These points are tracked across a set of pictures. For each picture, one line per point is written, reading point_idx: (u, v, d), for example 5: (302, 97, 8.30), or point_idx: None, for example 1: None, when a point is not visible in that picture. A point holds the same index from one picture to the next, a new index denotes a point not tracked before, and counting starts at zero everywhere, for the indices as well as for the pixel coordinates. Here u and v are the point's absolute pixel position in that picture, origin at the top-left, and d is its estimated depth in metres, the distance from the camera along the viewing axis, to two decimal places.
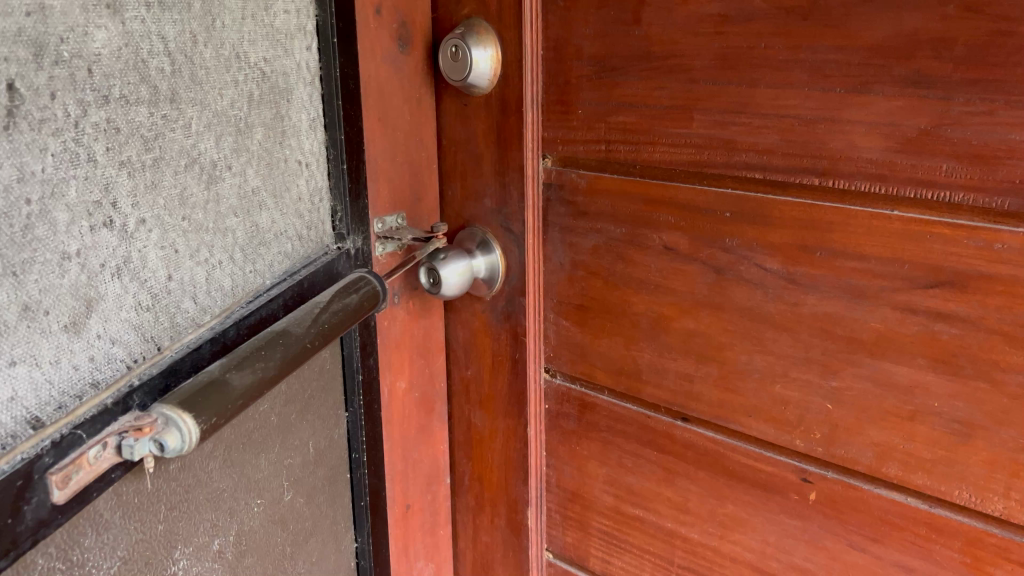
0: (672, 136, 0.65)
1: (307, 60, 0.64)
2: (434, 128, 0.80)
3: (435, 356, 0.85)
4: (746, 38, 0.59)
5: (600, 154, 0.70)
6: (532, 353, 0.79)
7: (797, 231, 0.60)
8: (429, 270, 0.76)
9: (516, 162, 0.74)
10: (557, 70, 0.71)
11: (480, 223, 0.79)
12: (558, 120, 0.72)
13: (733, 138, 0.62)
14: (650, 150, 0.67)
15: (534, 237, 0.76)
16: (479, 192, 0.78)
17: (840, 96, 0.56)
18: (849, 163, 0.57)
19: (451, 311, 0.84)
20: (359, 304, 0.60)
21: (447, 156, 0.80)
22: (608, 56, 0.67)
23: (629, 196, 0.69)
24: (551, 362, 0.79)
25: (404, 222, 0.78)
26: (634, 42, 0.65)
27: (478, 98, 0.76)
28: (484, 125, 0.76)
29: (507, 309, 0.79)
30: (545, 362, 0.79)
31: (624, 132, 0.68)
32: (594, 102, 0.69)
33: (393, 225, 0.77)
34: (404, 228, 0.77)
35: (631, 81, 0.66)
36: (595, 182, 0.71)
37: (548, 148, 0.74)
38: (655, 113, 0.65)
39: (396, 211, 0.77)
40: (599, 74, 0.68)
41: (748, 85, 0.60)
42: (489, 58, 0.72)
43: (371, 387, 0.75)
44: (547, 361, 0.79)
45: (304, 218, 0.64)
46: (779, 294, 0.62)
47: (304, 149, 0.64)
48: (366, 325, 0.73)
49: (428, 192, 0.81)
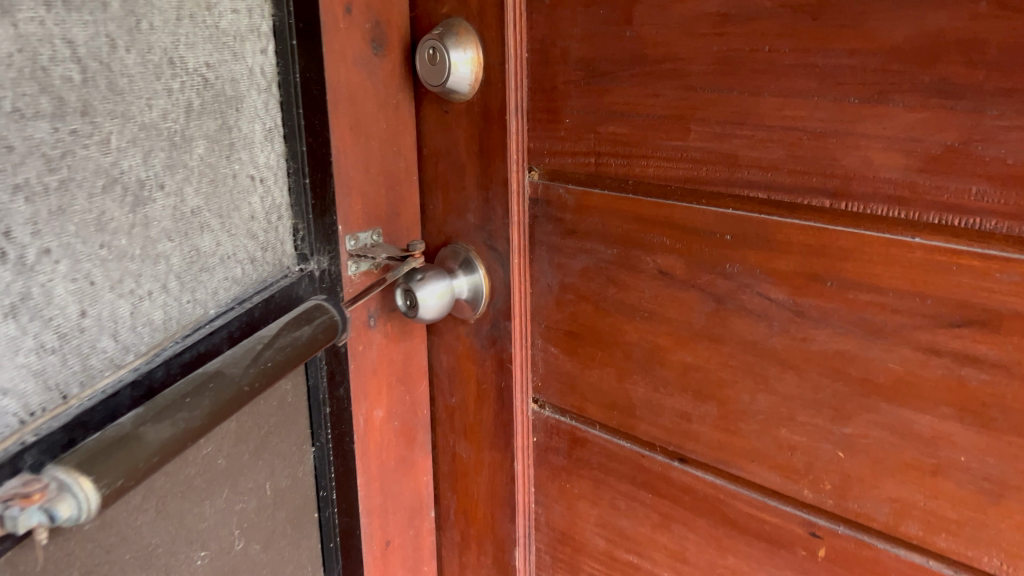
0: (667, 149, 0.58)
1: (262, 64, 0.57)
2: (414, 137, 0.74)
3: (417, 382, 0.78)
4: (748, 40, 0.52)
5: (590, 168, 0.64)
6: (518, 383, 0.72)
7: (805, 258, 0.54)
8: (406, 292, 0.70)
9: (499, 175, 0.68)
10: (543, 75, 0.64)
11: (463, 241, 0.73)
12: (545, 129, 0.66)
13: (734, 152, 0.55)
14: (643, 164, 0.60)
15: (519, 257, 0.69)
16: (461, 206, 0.72)
17: (855, 107, 0.49)
18: (865, 183, 0.50)
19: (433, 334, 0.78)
20: (312, 337, 0.53)
21: (428, 167, 0.74)
22: (598, 59, 0.60)
23: (621, 214, 0.62)
24: (539, 393, 0.73)
25: (380, 239, 0.72)
26: (625, 44, 0.58)
27: (459, 105, 0.69)
28: (466, 134, 0.70)
29: (492, 334, 0.73)
30: (533, 392, 0.73)
31: (615, 144, 0.61)
32: (582, 111, 0.63)
33: (367, 243, 0.70)
34: (379, 246, 0.71)
35: (623, 88, 0.60)
36: (585, 199, 0.64)
37: (535, 160, 0.67)
38: (648, 123, 0.59)
39: (371, 227, 0.71)
40: (588, 80, 0.62)
41: (750, 93, 0.53)
42: (469, 61, 0.66)
43: (342, 419, 0.69)
44: (535, 391, 0.73)
45: (258, 238, 0.58)
46: (785, 328, 0.55)
47: (258, 163, 0.58)
48: (334, 352, 0.67)
49: (409, 207, 0.74)
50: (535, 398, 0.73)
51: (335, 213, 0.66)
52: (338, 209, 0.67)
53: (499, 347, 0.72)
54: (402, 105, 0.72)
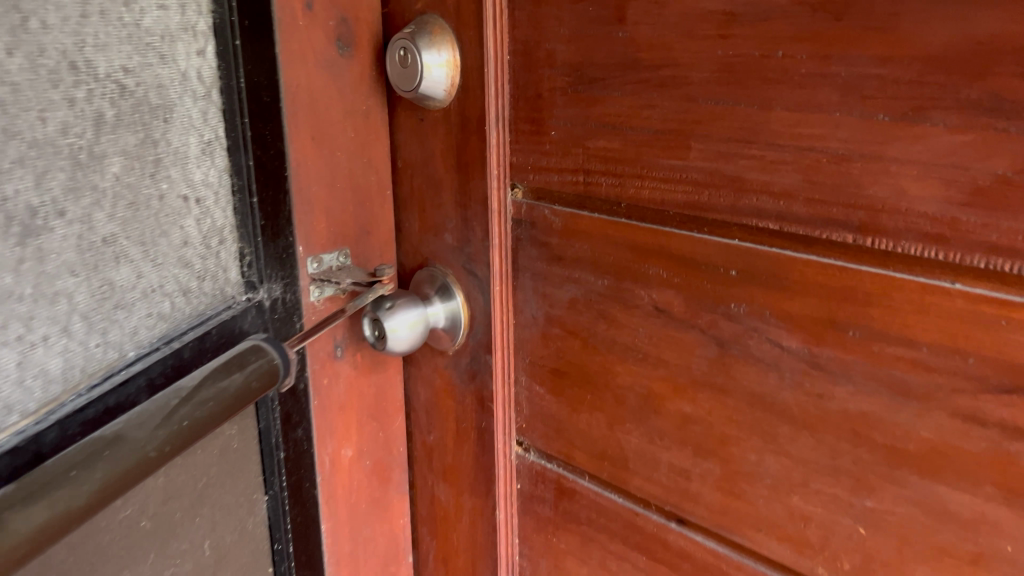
0: (664, 169, 0.51)
1: (198, 67, 0.50)
2: (389, 147, 0.66)
3: (392, 418, 0.71)
4: (758, 44, 0.44)
5: (578, 187, 0.56)
6: (500, 424, 0.64)
7: (823, 302, 0.45)
8: (374, 321, 0.62)
9: (479, 193, 0.60)
10: (526, 80, 0.57)
11: (441, 263, 0.65)
12: (529, 142, 0.58)
13: (741, 174, 0.47)
14: (638, 185, 0.52)
15: (501, 285, 0.62)
16: (439, 226, 0.64)
17: (884, 126, 0.41)
18: (895, 217, 0.42)
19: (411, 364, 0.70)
20: (243, 387, 0.46)
21: (403, 181, 0.66)
22: (587, 63, 0.53)
23: (613, 241, 0.54)
24: (524, 435, 0.65)
25: (349, 261, 0.65)
26: (618, 46, 0.51)
27: (436, 113, 0.62)
28: (443, 145, 0.62)
29: (471, 368, 0.65)
30: (517, 434, 0.65)
31: (606, 161, 0.53)
32: (570, 122, 0.55)
33: (332, 266, 0.63)
34: (346, 269, 0.63)
35: (615, 97, 0.52)
36: (573, 222, 0.56)
37: (518, 176, 0.59)
38: (643, 138, 0.51)
39: (337, 247, 0.63)
40: (576, 87, 0.54)
41: (761, 106, 0.45)
42: (445, 64, 0.59)
43: (301, 462, 0.62)
44: (519, 433, 0.65)
45: (192, 267, 0.51)
46: (799, 380, 0.47)
47: (192, 180, 0.50)
48: (290, 390, 0.60)
49: (382, 225, 0.67)
50: (519, 441, 0.66)
51: (293, 234, 0.59)
52: (297, 230, 0.60)
53: (479, 382, 0.65)
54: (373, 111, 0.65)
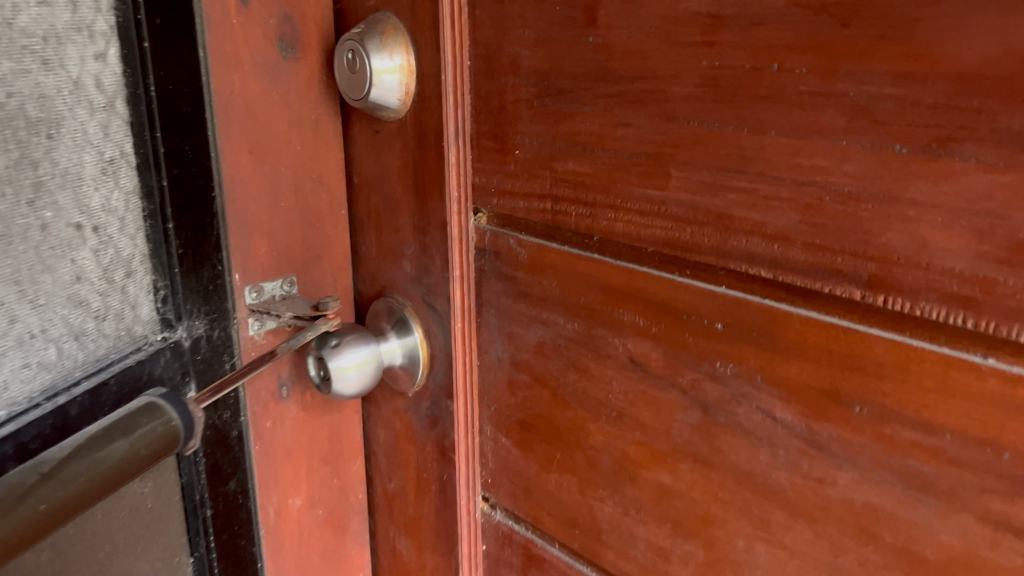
0: (639, 200, 0.42)
1: (96, 73, 0.43)
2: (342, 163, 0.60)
3: (349, 462, 0.64)
4: (748, 54, 0.36)
5: (546, 214, 0.48)
6: (463, 477, 0.57)
7: (824, 369, 0.37)
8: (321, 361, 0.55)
9: (437, 216, 0.53)
10: (489, 89, 0.49)
11: (400, 294, 0.57)
12: (492, 160, 0.50)
13: (728, 210, 0.39)
14: (611, 216, 0.44)
15: (463, 322, 0.54)
16: (396, 252, 0.57)
17: (902, 159, 0.32)
18: (913, 272, 0.33)
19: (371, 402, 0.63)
20: (127, 458, 0.39)
21: (360, 200, 0.59)
22: (554, 72, 0.45)
23: (584, 280, 0.46)
24: (490, 491, 0.57)
25: (296, 290, 0.58)
26: (587, 53, 0.43)
27: (392, 125, 0.54)
28: (400, 161, 0.54)
29: (432, 413, 0.57)
30: (482, 488, 0.57)
31: (576, 187, 0.46)
32: (535, 140, 0.47)
33: (275, 295, 0.56)
34: (291, 298, 0.57)
35: (585, 113, 0.44)
36: (541, 255, 0.49)
37: (481, 199, 0.52)
38: (616, 162, 0.43)
39: (281, 274, 0.57)
40: (542, 98, 0.46)
41: (751, 129, 0.37)
42: (397, 69, 0.51)
43: (234, 517, 0.55)
44: (485, 487, 0.57)
45: (86, 306, 0.43)
46: (794, 460, 0.39)
47: (86, 205, 0.43)
48: (221, 438, 0.53)
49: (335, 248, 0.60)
50: (485, 496, 0.58)
51: (224, 261, 0.52)
52: (230, 256, 0.53)
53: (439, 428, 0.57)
54: (323, 121, 0.58)
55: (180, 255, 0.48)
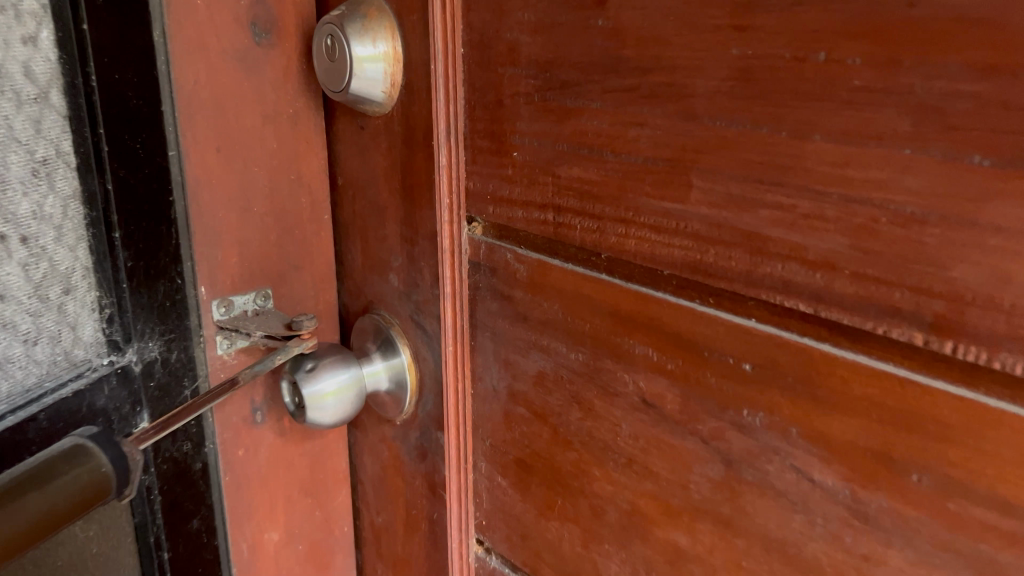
0: (654, 214, 0.36)
1: (25, 60, 0.37)
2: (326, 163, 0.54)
3: (334, 492, 0.59)
4: (788, 41, 0.30)
5: (547, 227, 0.41)
6: (456, 517, 0.51)
7: (874, 427, 0.30)
8: (295, 388, 0.49)
9: (427, 225, 0.46)
10: (484, 81, 0.42)
11: (388, 310, 0.51)
12: (488, 163, 0.43)
13: (760, 230, 0.32)
14: (621, 232, 0.38)
15: (455, 345, 0.48)
16: (383, 263, 0.51)
17: (983, 175, 0.25)
18: (994, 316, 0.26)
19: (358, 426, 0.57)
20: (42, 514, 0.33)
21: (345, 203, 0.53)
22: (558, 63, 0.38)
23: (589, 304, 0.40)
24: (484, 533, 0.51)
25: (270, 304, 0.52)
26: (596, 41, 0.36)
27: (377, 121, 0.48)
28: (387, 162, 0.48)
29: (422, 444, 0.51)
30: (477, 530, 0.51)
31: (581, 197, 0.39)
32: (536, 140, 0.40)
33: (247, 311, 0.50)
34: (265, 314, 0.51)
35: (591, 110, 0.37)
36: (540, 274, 0.42)
37: (475, 207, 0.45)
38: (627, 169, 0.36)
39: (254, 286, 0.51)
40: (544, 93, 0.39)
41: (791, 134, 0.30)
42: (381, 58, 0.45)
43: (198, 559, 0.49)
44: (479, 529, 0.51)
45: (13, 328, 0.38)
46: (834, 532, 0.33)
47: (10, 213, 0.37)
48: (182, 472, 0.47)
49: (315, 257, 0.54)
50: (479, 539, 0.51)
51: (186, 274, 0.47)
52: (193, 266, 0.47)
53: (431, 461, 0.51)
54: (303, 116, 0.51)
55: (131, 269, 0.42)
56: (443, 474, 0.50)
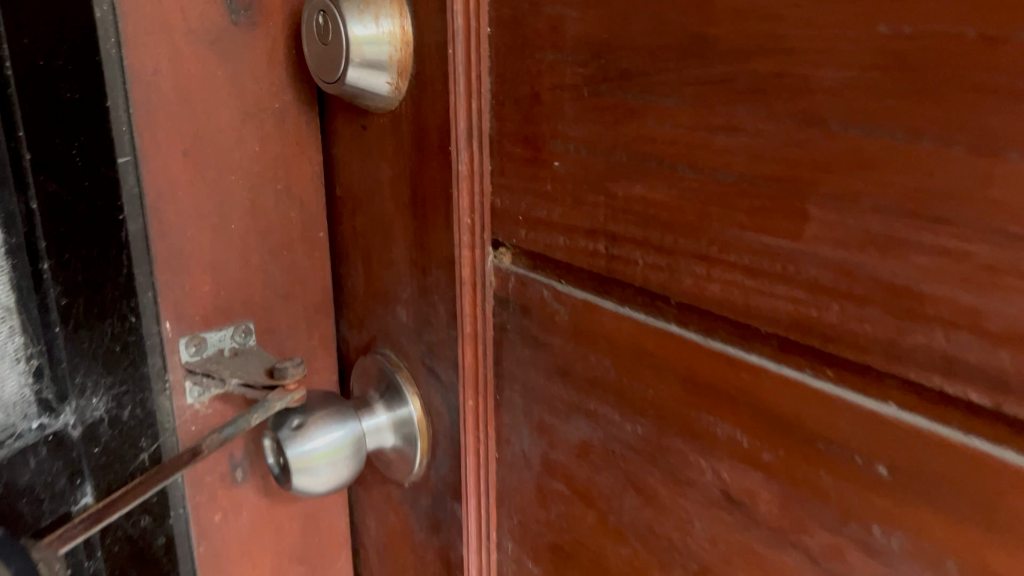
0: (750, 251, 0.26)
1: None
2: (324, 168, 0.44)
3: (333, 557, 0.50)
4: (973, 11, 0.20)
5: (597, 260, 0.32)
6: None
7: None
8: (279, 449, 0.40)
9: (443, 250, 0.37)
10: (517, 69, 0.33)
11: (394, 350, 0.42)
12: (519, 174, 0.34)
13: (911, 284, 0.23)
14: (700, 273, 0.28)
15: (476, 399, 0.38)
16: (388, 293, 0.41)
17: None
18: None
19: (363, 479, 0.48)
20: None
21: (344, 219, 0.44)
22: (617, 46, 0.29)
23: (653, 363, 0.30)
24: None
25: (253, 342, 0.43)
26: (673, 15, 0.27)
27: (382, 119, 0.39)
28: (392, 170, 0.39)
29: (437, 509, 0.42)
30: None
31: (645, 224, 0.29)
32: (584, 147, 0.31)
33: (224, 349, 0.41)
34: (246, 355, 0.41)
35: (663, 110, 0.28)
36: (588, 319, 0.32)
37: (503, 229, 0.35)
38: (712, 190, 0.27)
39: (231, 321, 0.41)
40: (598, 85, 0.30)
41: (969, 148, 0.21)
42: (388, 40, 0.35)
43: None
44: None
45: None
46: None
47: None
48: (140, 552, 0.40)
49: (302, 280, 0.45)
50: None
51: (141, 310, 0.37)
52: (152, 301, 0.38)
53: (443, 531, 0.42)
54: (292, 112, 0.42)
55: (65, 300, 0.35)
56: (462, 549, 0.41)
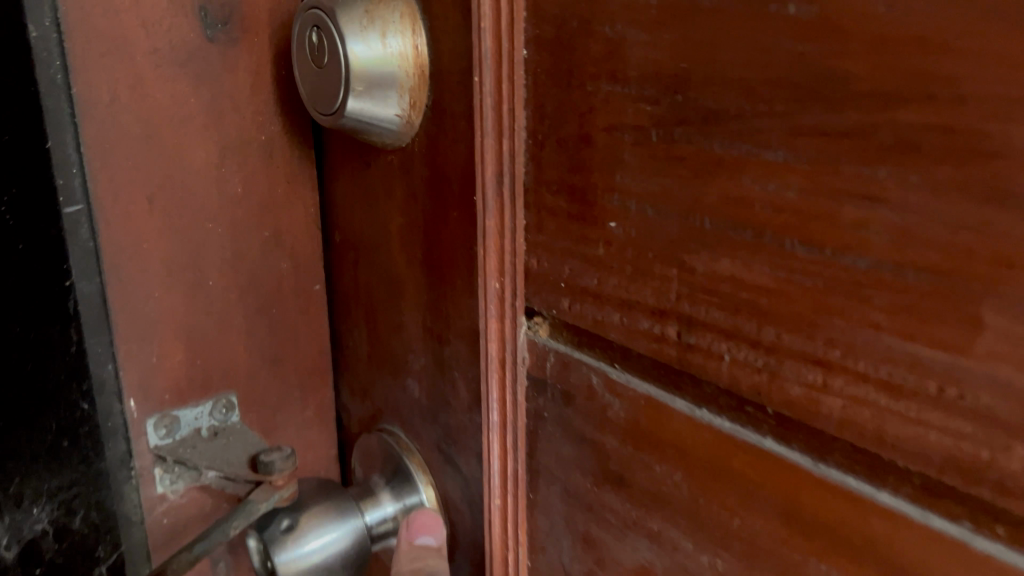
0: (885, 361, 0.20)
1: None
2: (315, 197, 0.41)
3: None
4: None
5: (664, 348, 0.25)
6: None
7: None
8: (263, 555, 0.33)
9: (465, 318, 0.30)
10: (561, 102, 0.26)
11: (405, 428, 0.35)
12: (561, 233, 0.27)
13: None
14: (813, 382, 0.21)
15: (505, 498, 0.31)
16: (397, 361, 0.35)
17: None
18: None
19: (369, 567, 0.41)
20: None
21: (344, 269, 0.37)
22: (700, 79, 0.22)
23: (742, 489, 0.24)
24: None
25: (236, 416, 0.40)
26: (782, 43, 0.20)
27: (390, 157, 0.32)
28: (403, 218, 0.32)
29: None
30: None
31: (734, 311, 0.23)
32: (650, 206, 0.24)
33: (200, 431, 0.38)
34: (224, 435, 0.39)
35: (764, 169, 0.21)
36: (652, 420, 0.26)
37: (540, 297, 0.28)
38: (834, 278, 0.20)
39: (211, 397, 0.39)
40: (672, 129, 0.23)
41: None
42: (399, 64, 0.29)
43: None
44: None
45: None
46: None
47: None
48: None
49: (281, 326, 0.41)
50: None
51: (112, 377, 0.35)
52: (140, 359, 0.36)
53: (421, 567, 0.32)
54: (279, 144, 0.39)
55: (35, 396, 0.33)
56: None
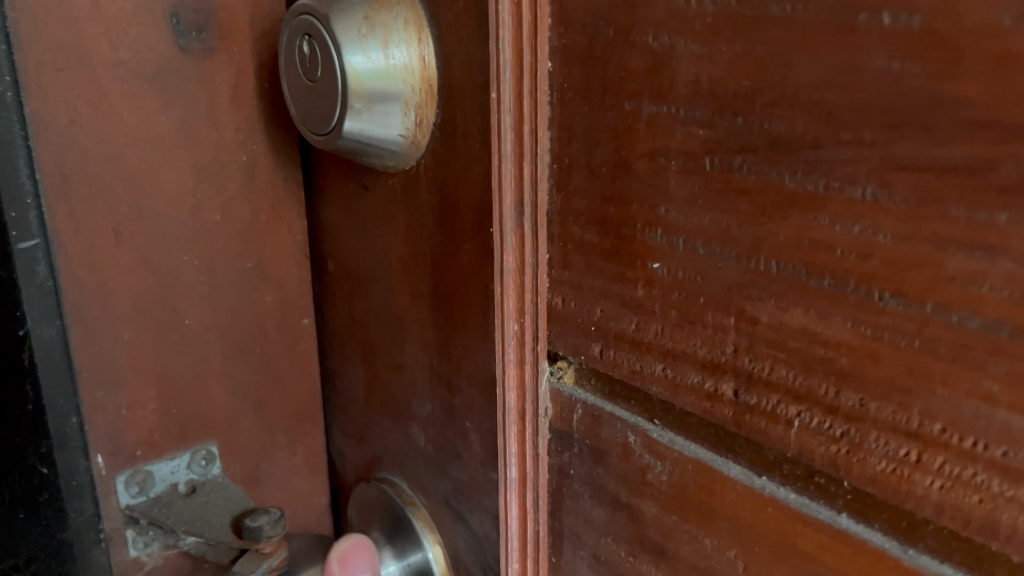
0: (1001, 440, 0.16)
1: None
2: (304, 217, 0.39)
3: None
4: None
5: (718, 406, 0.22)
6: None
7: None
8: None
9: (479, 363, 0.27)
10: (591, 124, 0.22)
11: (409, 480, 0.32)
12: (593, 270, 0.24)
13: None
14: (905, 456, 0.18)
15: (524, 561, 0.28)
16: (400, 406, 0.31)
17: None
18: None
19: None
20: None
21: (340, 302, 0.33)
22: (764, 101, 0.19)
23: (812, 573, 0.20)
24: None
25: (217, 469, 0.39)
26: (871, 59, 0.17)
27: (393, 181, 0.28)
28: (408, 248, 0.29)
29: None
30: None
31: (807, 369, 0.19)
32: (701, 245, 0.21)
33: (178, 487, 0.38)
34: (203, 491, 0.38)
35: (847, 208, 0.18)
36: (701, 487, 0.22)
37: (566, 341, 0.25)
38: (936, 338, 0.17)
39: (188, 448, 0.38)
40: (731, 158, 0.20)
41: None
42: (404, 77, 0.25)
43: None
44: None
45: None
46: None
47: None
48: None
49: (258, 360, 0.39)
50: None
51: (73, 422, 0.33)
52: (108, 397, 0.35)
53: None
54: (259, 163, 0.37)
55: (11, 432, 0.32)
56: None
